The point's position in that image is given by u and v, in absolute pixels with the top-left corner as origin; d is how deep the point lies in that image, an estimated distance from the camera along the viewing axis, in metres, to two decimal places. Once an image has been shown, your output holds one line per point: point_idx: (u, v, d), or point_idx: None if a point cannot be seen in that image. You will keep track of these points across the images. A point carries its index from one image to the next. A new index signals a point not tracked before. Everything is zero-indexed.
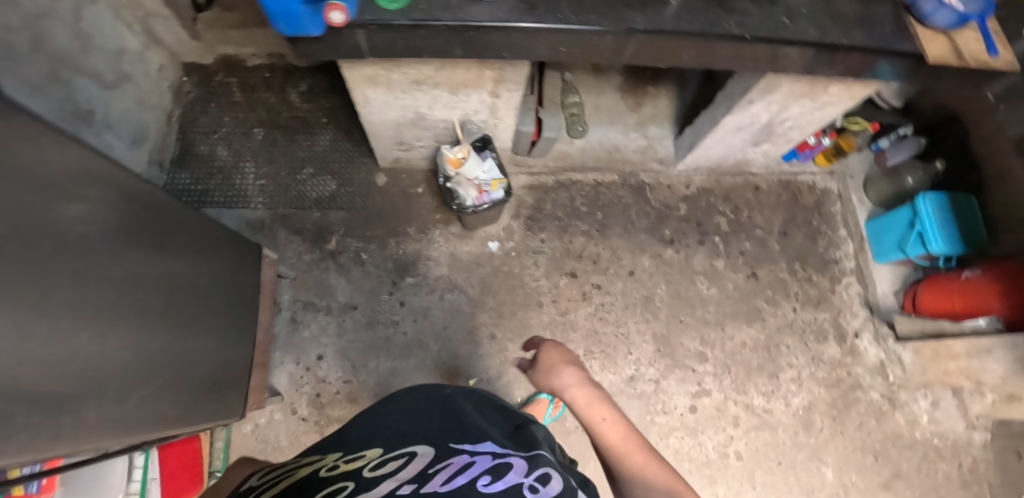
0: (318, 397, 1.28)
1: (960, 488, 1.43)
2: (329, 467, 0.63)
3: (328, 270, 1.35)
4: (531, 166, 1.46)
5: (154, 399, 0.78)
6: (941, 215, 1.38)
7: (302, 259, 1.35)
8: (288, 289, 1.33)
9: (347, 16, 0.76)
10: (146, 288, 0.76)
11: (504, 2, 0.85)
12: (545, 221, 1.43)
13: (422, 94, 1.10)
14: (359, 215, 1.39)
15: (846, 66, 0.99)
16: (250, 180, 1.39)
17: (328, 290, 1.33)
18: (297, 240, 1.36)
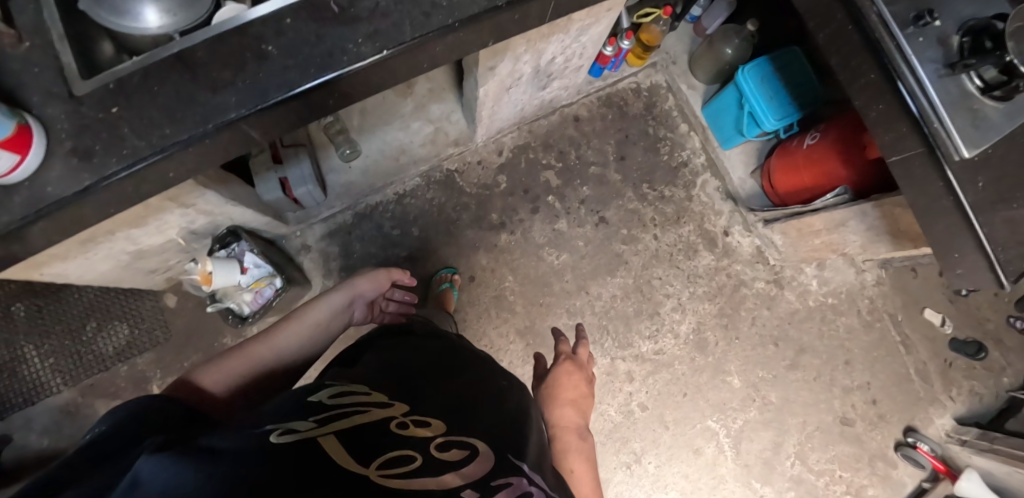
0: None
1: (862, 332, 1.45)
2: (399, 423, 0.59)
3: None
4: (322, 214, 1.29)
5: None
6: (766, 88, 1.23)
7: None
8: None
9: None
10: None
11: (53, 169, 0.67)
12: (361, 265, 1.29)
13: (110, 242, 0.94)
14: (168, 348, 1.25)
15: (528, 21, 0.80)
16: (38, 364, 1.24)
17: None
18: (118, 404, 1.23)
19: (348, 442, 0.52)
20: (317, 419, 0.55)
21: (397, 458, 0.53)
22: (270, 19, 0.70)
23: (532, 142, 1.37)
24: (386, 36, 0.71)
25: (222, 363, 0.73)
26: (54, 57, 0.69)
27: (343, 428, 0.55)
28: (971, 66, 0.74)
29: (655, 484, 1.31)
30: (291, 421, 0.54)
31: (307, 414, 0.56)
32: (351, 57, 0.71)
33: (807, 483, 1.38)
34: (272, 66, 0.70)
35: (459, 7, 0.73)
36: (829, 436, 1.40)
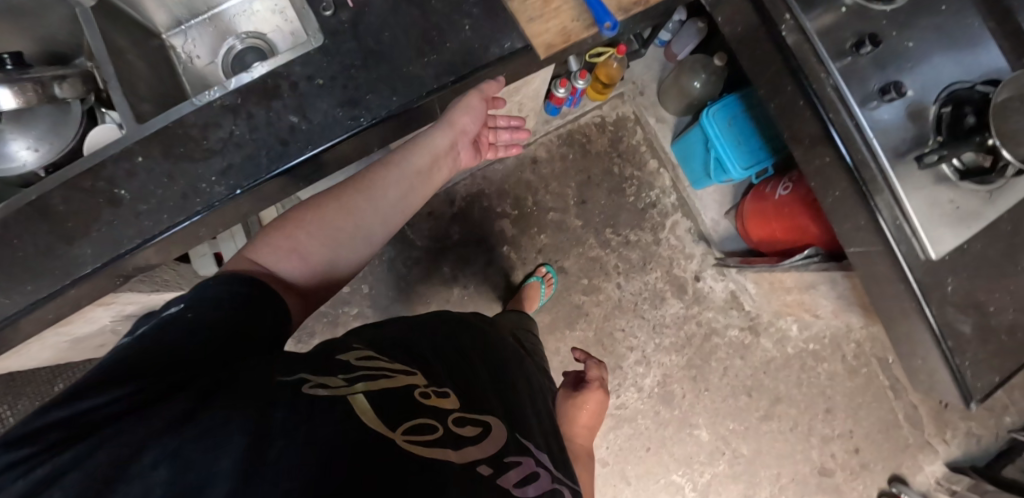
0: None
1: (846, 378, 1.35)
2: (424, 393, 0.59)
3: None
4: None
5: None
6: (733, 133, 1.11)
7: None
8: None
9: None
10: None
11: None
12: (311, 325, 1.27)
13: (38, 341, 0.94)
14: None
15: (414, 126, 0.73)
16: None
17: None
18: None
19: (376, 407, 0.53)
20: (344, 378, 0.55)
21: (419, 428, 0.54)
22: (122, 157, 0.66)
23: (486, 188, 1.29)
24: (246, 168, 0.66)
25: (285, 232, 0.69)
26: None
27: (373, 388, 0.55)
28: (942, 156, 0.73)
29: None
30: (312, 374, 0.54)
31: (340, 371, 0.56)
32: (208, 193, 0.67)
33: None
34: (132, 209, 0.67)
35: (321, 130, 0.66)
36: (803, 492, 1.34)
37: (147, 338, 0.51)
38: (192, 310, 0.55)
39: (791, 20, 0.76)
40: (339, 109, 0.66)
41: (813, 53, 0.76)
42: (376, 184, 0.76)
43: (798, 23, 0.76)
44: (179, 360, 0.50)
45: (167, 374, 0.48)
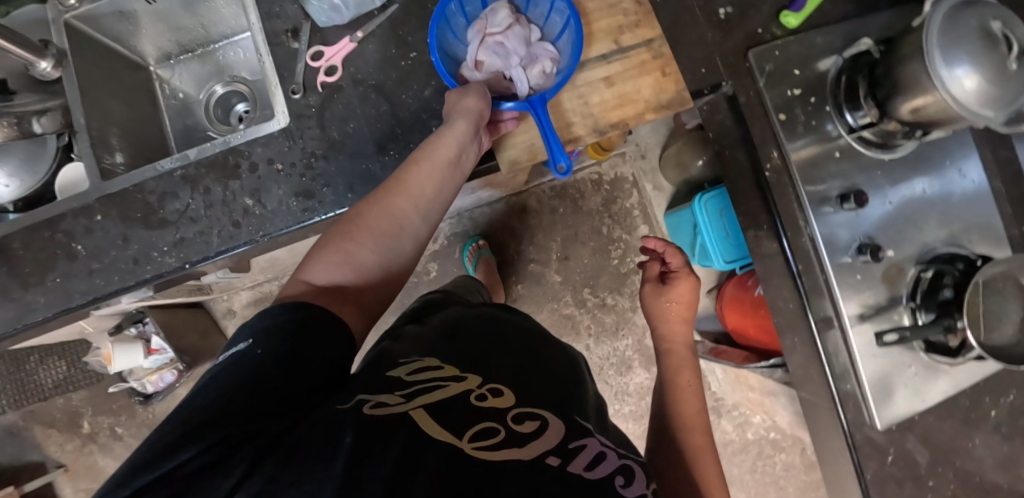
0: None
1: (803, 473, 1.33)
2: (478, 396, 0.50)
3: (94, 453, 1.32)
4: (248, 282, 1.25)
5: None
6: (723, 223, 1.09)
7: (66, 448, 1.32)
8: (65, 484, 1.32)
9: None
10: None
11: None
12: None
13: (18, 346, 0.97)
14: (98, 390, 1.31)
15: None
16: None
17: (102, 473, 1.32)
18: (53, 433, 1.32)
19: (438, 416, 0.45)
20: (400, 393, 0.48)
21: (481, 432, 0.45)
22: (81, 214, 0.68)
23: (470, 230, 1.28)
24: (197, 242, 0.66)
25: (333, 248, 0.57)
26: None
27: (431, 399, 0.47)
28: (904, 337, 0.70)
29: None
30: (374, 394, 0.47)
31: (393, 385, 0.49)
32: (155, 262, 0.67)
33: None
34: (83, 265, 0.67)
35: (273, 215, 0.66)
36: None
37: (223, 382, 0.44)
38: (259, 345, 0.47)
39: (778, 161, 0.74)
40: (293, 198, 0.66)
41: (793, 197, 0.74)
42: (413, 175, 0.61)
43: (785, 162, 0.74)
44: (258, 395, 0.43)
45: (252, 408, 0.42)
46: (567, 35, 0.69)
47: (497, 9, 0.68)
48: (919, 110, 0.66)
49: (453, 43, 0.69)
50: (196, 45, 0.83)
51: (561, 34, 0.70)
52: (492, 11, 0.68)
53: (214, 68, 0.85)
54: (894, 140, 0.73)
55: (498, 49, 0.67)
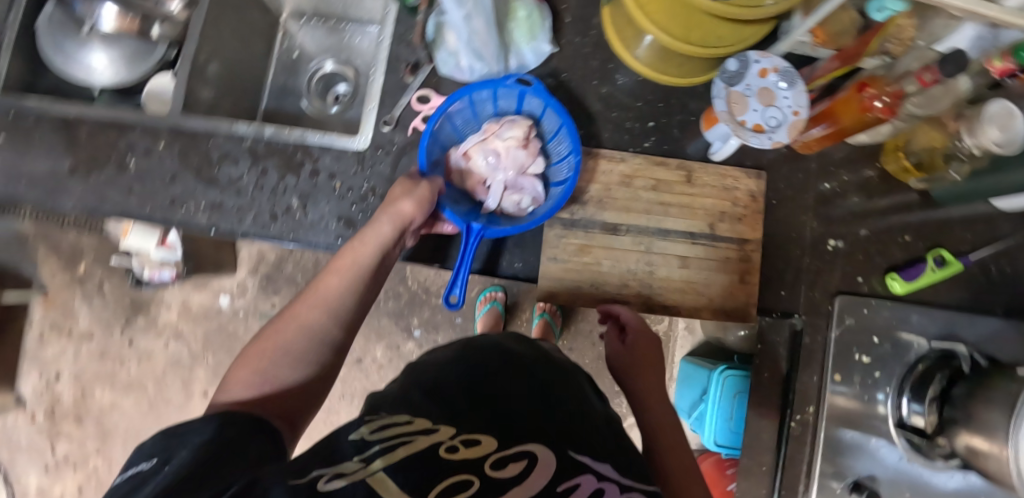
0: (51, 409, 1.39)
1: None
2: (449, 446, 0.40)
3: (75, 295, 1.38)
4: None
5: None
6: (732, 408, 1.00)
7: (55, 278, 1.37)
8: (38, 307, 1.38)
9: None
10: None
11: None
12: (280, 283, 1.36)
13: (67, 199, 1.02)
14: (107, 243, 1.37)
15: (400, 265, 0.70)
16: None
17: (72, 315, 1.38)
18: (51, 259, 1.37)
19: (401, 477, 0.37)
20: (360, 457, 0.38)
21: (452, 488, 0.37)
22: (149, 134, 0.69)
23: None
24: (231, 212, 0.66)
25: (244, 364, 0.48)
26: None
27: (397, 457, 0.38)
28: None
29: None
30: (333, 458, 0.38)
31: (354, 442, 0.40)
32: (188, 211, 0.67)
33: None
34: (129, 180, 0.68)
35: (310, 226, 0.65)
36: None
37: None
38: (168, 462, 0.37)
39: (810, 416, 0.69)
40: (335, 220, 0.65)
41: (805, 460, 0.68)
42: (326, 278, 0.54)
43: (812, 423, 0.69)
44: None
45: None
46: (560, 190, 0.68)
47: (515, 124, 0.65)
48: (975, 453, 0.58)
49: (467, 121, 0.68)
50: (335, 18, 0.84)
51: (559, 184, 0.68)
52: (511, 122, 0.65)
53: (338, 45, 0.85)
54: (938, 452, 0.64)
55: (492, 158, 0.65)
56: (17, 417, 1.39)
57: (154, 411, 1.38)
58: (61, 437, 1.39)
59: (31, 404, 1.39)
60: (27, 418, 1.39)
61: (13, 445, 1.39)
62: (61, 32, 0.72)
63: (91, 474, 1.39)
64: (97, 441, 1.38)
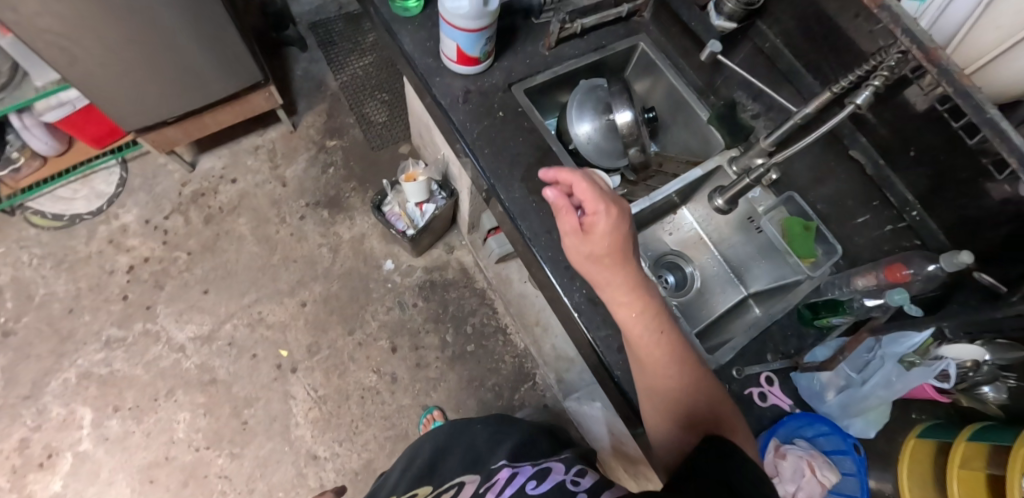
0: (200, 193, 1.47)
1: None
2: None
3: (307, 151, 1.53)
4: (479, 260, 1.43)
5: (96, 48, 1.07)
6: None
7: (310, 130, 1.56)
8: (277, 131, 1.54)
9: (453, 49, 0.84)
10: (129, 11, 1.03)
11: (451, 88, 0.88)
12: (435, 297, 1.42)
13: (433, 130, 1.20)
14: (363, 149, 1.54)
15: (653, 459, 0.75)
16: (355, 65, 1.63)
17: (290, 159, 1.52)
18: (319, 117, 1.57)
19: None
20: None
21: None
22: None
23: None
24: (597, 315, 0.76)
25: None
26: (534, 73, 0.92)
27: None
28: None
29: None
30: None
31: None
32: (569, 284, 0.77)
33: None
34: (552, 222, 0.80)
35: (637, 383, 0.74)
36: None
37: None
38: None
39: None
40: None
41: None
42: None
43: None
44: None
45: None
46: None
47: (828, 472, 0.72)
48: None
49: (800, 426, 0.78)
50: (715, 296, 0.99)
51: None
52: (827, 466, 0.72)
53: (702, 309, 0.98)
54: None
55: (796, 472, 0.72)
56: (177, 172, 1.49)
57: (255, 272, 1.40)
58: (182, 216, 1.44)
59: (195, 175, 1.49)
60: (180, 180, 1.48)
61: (151, 185, 1.47)
62: (595, 118, 0.92)
63: (164, 260, 1.40)
64: (198, 246, 1.42)
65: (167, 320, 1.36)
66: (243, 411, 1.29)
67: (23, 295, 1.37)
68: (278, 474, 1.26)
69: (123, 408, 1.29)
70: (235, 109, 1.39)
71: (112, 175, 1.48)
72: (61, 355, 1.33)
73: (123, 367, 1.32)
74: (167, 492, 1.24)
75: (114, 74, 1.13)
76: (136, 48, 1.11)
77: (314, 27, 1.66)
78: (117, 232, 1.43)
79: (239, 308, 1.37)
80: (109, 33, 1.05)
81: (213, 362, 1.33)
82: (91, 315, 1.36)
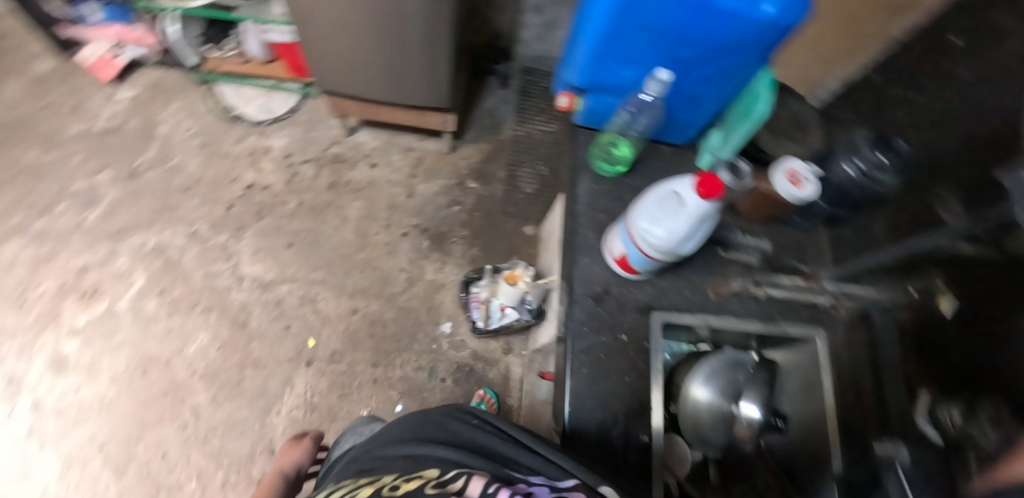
0: (340, 157, 1.55)
1: None
2: (391, 488, 0.52)
3: (446, 178, 1.53)
4: (523, 380, 1.34)
5: (328, 18, 1.12)
6: None
7: (461, 161, 1.55)
8: (434, 146, 1.57)
9: (619, 249, 0.71)
10: (370, 6, 1.07)
11: None
12: (465, 385, 1.34)
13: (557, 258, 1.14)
14: (493, 208, 1.51)
15: None
16: (537, 128, 1.60)
17: (428, 177, 1.53)
18: (476, 155, 1.56)
19: None
20: None
21: None
22: None
23: None
24: None
25: None
26: None
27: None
28: None
29: None
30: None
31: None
32: None
33: None
34: None
35: None
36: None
37: None
38: None
39: None
40: None
41: None
42: None
43: None
44: None
45: None
46: None
47: None
48: None
49: None
50: None
51: None
52: None
53: None
54: None
55: None
56: (335, 131, 1.58)
57: (336, 254, 1.44)
58: (314, 169, 1.53)
59: (347, 142, 1.57)
60: (334, 139, 1.57)
61: (311, 129, 1.58)
62: (715, 390, 0.69)
63: (276, 198, 1.50)
64: (309, 203, 1.49)
65: (245, 248, 1.45)
66: (247, 365, 1.35)
67: (163, 155, 1.54)
68: (237, 439, 1.30)
69: (168, 295, 1.40)
70: (410, 113, 1.41)
71: (291, 99, 1.60)
72: (156, 222, 1.47)
73: (190, 263, 1.43)
74: (152, 389, 1.33)
75: (329, 43, 1.19)
76: (358, 35, 1.15)
77: (525, 72, 1.62)
78: (260, 150, 1.55)
79: (303, 278, 1.42)
80: (344, 13, 1.10)
81: (254, 308, 1.39)
82: (199, 204, 1.49)
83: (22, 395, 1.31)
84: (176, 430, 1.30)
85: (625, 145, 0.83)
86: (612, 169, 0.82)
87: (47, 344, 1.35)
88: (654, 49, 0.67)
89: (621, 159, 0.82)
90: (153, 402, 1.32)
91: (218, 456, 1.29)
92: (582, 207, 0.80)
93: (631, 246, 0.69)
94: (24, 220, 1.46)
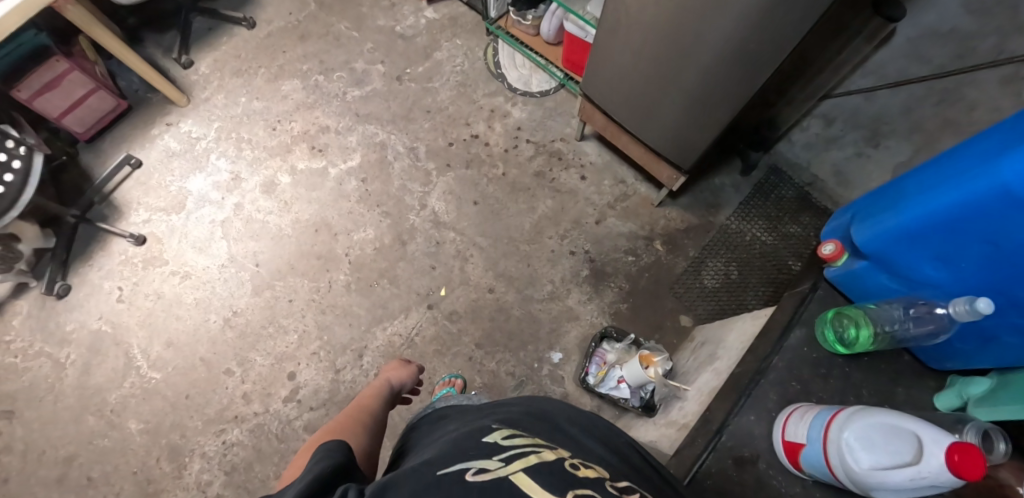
0: (560, 156, 1.58)
1: None
2: (570, 464, 0.53)
3: (639, 226, 1.49)
4: None
5: (634, 43, 1.14)
6: None
7: (662, 219, 1.50)
8: (646, 192, 1.53)
9: (799, 442, 0.63)
10: (680, 50, 1.06)
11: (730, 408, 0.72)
12: None
13: (699, 372, 1.04)
14: (665, 280, 1.44)
15: None
16: (753, 231, 1.47)
17: (625, 215, 1.50)
18: (679, 222, 1.49)
19: (535, 476, 0.49)
20: (499, 459, 0.52)
21: None
22: None
23: None
24: None
25: None
26: None
27: (531, 462, 0.51)
28: None
29: (215, 312, 1.46)
30: (474, 460, 0.52)
31: (492, 452, 0.54)
32: None
33: (57, 361, 1.41)
34: None
35: None
36: (21, 407, 1.36)
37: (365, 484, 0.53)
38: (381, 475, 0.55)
39: None
40: None
41: None
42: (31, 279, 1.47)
43: None
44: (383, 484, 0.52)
45: (414, 477, 0.52)
46: None
47: None
48: None
49: None
50: None
51: None
52: None
53: None
54: None
55: None
56: (569, 132, 1.62)
57: (507, 234, 1.49)
58: (534, 153, 1.59)
59: (573, 146, 1.60)
60: (564, 137, 1.61)
61: (551, 118, 1.64)
62: None
63: (490, 158, 1.59)
64: (512, 178, 1.56)
65: (441, 185, 1.56)
66: (385, 277, 1.46)
67: (428, 75, 1.71)
68: (343, 329, 1.42)
69: (365, 185, 1.57)
70: (648, 154, 1.39)
71: (549, 83, 1.68)
72: (392, 124, 1.65)
73: (396, 171, 1.59)
74: (312, 248, 1.51)
75: (620, 64, 1.21)
76: (650, 70, 1.15)
77: (771, 171, 1.52)
78: (501, 113, 1.65)
79: (469, 236, 1.50)
80: (651, 46, 1.10)
81: (418, 235, 1.50)
82: (431, 130, 1.64)
83: (233, 195, 1.57)
84: (308, 290, 1.47)
85: (864, 333, 0.69)
86: (834, 345, 0.71)
87: (269, 169, 1.60)
88: (984, 264, 0.59)
89: (853, 343, 0.70)
90: (307, 260, 1.50)
91: (323, 330, 1.43)
92: (779, 363, 0.72)
93: (814, 449, 0.61)
94: (309, 70, 1.73)
